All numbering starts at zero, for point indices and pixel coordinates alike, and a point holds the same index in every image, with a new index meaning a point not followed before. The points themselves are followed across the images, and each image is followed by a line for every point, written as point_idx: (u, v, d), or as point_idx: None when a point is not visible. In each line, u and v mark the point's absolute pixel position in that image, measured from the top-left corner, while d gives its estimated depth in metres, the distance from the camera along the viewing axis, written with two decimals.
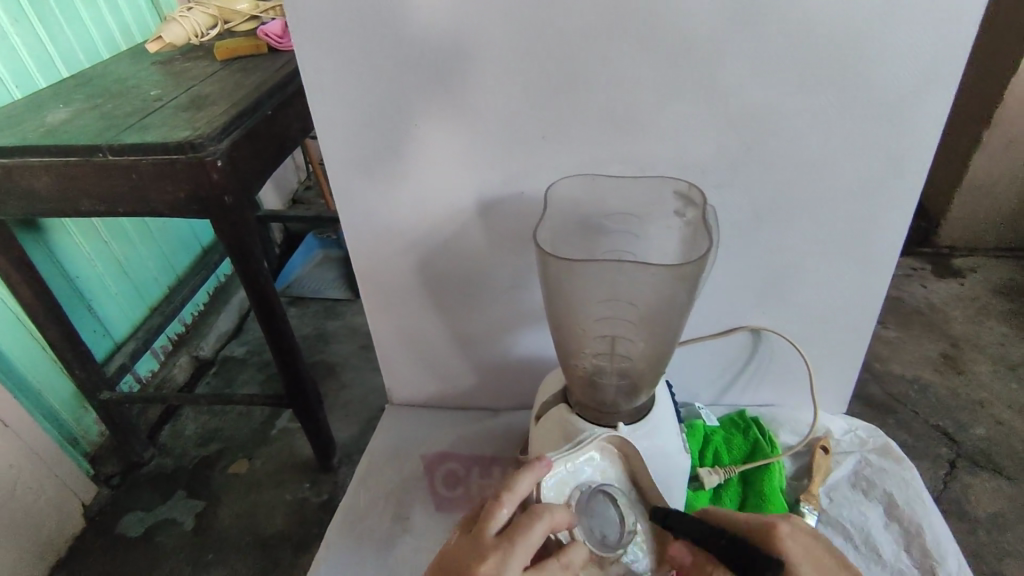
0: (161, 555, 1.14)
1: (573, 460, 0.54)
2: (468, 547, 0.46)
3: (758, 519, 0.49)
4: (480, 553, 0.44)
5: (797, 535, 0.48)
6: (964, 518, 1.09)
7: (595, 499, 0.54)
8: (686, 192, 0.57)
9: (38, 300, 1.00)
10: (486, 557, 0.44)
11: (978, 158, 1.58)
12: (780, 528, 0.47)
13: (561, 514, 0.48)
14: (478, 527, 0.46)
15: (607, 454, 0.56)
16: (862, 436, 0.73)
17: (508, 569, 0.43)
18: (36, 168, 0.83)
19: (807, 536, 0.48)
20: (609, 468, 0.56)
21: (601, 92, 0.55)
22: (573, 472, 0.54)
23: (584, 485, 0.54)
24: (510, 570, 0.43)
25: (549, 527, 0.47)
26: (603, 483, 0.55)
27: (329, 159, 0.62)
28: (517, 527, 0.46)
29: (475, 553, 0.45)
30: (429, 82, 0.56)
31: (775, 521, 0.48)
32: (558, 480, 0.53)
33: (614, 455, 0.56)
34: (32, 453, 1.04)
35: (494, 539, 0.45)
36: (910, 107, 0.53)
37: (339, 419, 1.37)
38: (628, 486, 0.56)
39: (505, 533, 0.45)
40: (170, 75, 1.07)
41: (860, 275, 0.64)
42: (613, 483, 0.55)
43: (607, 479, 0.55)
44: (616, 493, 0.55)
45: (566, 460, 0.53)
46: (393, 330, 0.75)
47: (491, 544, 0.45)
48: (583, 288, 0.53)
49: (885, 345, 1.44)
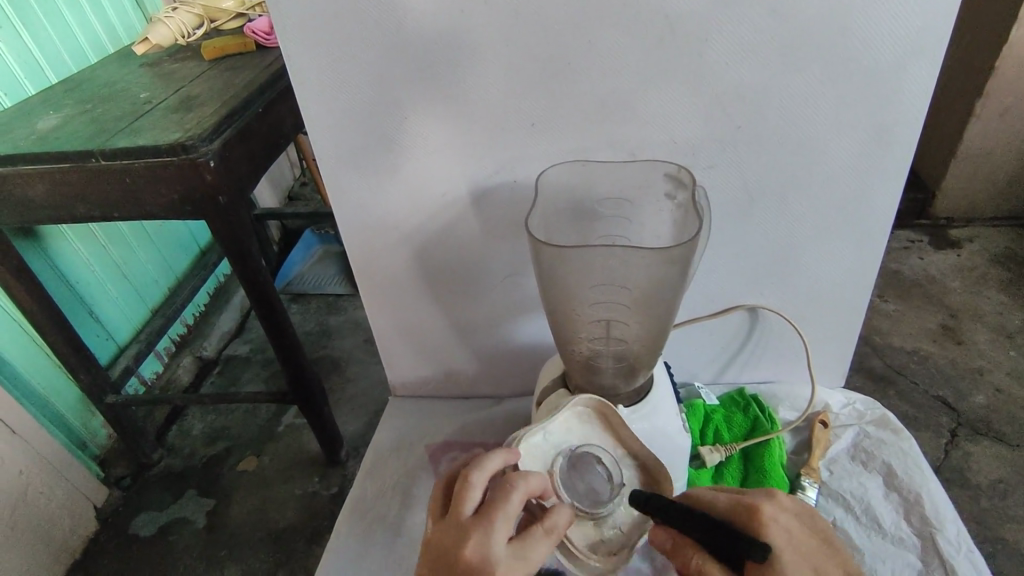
0: (175, 552, 1.16)
1: (548, 429, 0.56)
2: (449, 531, 0.47)
3: (738, 500, 0.50)
4: (462, 535, 0.45)
5: (779, 515, 0.49)
6: (967, 486, 1.10)
7: (581, 459, 0.56)
8: (675, 174, 0.57)
9: (40, 307, 1.00)
10: (468, 537, 0.45)
11: (972, 130, 1.57)
12: (763, 511, 0.48)
13: (536, 479, 0.49)
14: (455, 508, 0.48)
15: (585, 415, 0.58)
16: (860, 409, 0.73)
17: (491, 543, 0.45)
18: (30, 176, 0.83)
19: (789, 519, 0.49)
20: (594, 433, 0.57)
21: (586, 81, 0.55)
22: (550, 441, 0.56)
23: (564, 451, 0.55)
24: (493, 544, 0.45)
25: (525, 495, 0.48)
26: (585, 444, 0.56)
27: (321, 155, 0.62)
28: (494, 503, 0.47)
29: (458, 536, 0.46)
30: (417, 74, 0.56)
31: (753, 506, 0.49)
32: (537, 450, 0.55)
33: (592, 415, 0.57)
34: (42, 458, 1.05)
35: (472, 518, 0.47)
36: (897, 81, 0.53)
37: (345, 413, 1.39)
38: (614, 444, 0.56)
39: (483, 510, 0.47)
40: (159, 76, 1.07)
41: (853, 250, 0.64)
42: (598, 443, 0.56)
43: (591, 441, 0.56)
44: (602, 451, 0.56)
45: (540, 430, 0.56)
46: (392, 323, 0.75)
47: (470, 523, 0.46)
48: (575, 274, 0.54)
49: (884, 318, 1.44)
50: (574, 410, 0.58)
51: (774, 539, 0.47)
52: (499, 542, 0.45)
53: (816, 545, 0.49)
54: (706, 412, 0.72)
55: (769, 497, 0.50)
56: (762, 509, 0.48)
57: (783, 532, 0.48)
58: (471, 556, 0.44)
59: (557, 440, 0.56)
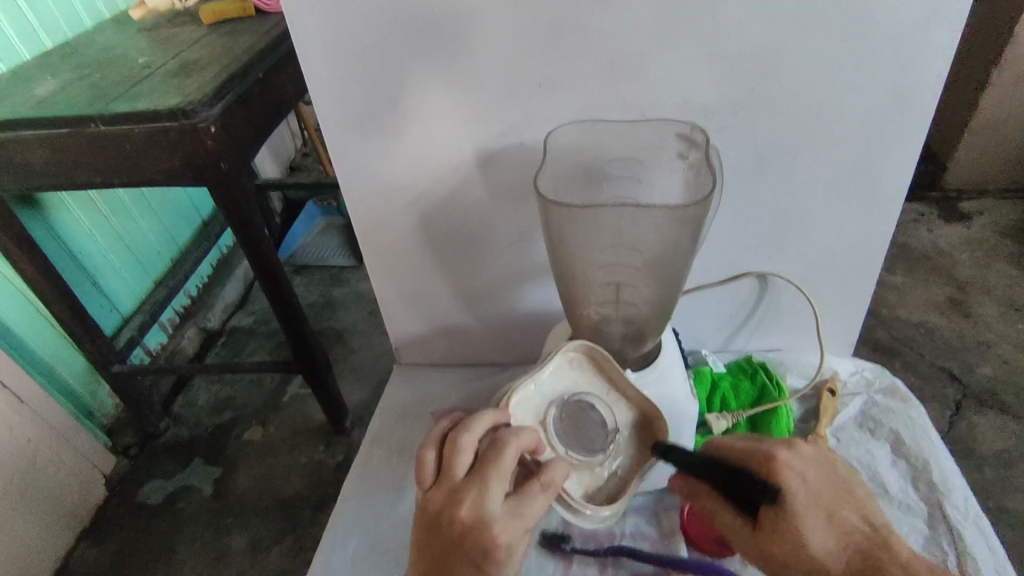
0: (184, 519, 1.17)
1: (540, 379, 0.58)
2: (442, 493, 0.47)
3: (755, 448, 0.50)
4: (457, 496, 0.46)
5: (796, 462, 0.49)
6: (971, 456, 1.11)
7: (574, 407, 0.57)
8: (689, 134, 0.56)
9: (42, 277, 1.00)
10: (462, 498, 0.46)
11: (987, 99, 1.54)
12: (779, 458, 0.49)
13: (528, 436, 0.50)
14: (447, 471, 0.48)
15: (577, 362, 0.59)
16: (869, 376, 0.73)
17: (487, 501, 0.45)
18: (29, 142, 0.82)
19: (808, 466, 0.50)
20: (586, 380, 0.58)
21: (598, 37, 0.53)
22: (542, 391, 0.57)
23: (556, 401, 0.57)
24: (488, 502, 0.45)
25: (518, 451, 0.49)
26: (577, 393, 0.57)
27: (324, 117, 0.60)
28: (486, 462, 0.47)
29: (452, 498, 0.46)
30: (422, 31, 0.54)
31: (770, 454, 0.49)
32: (530, 402, 0.57)
33: (585, 362, 0.58)
34: (49, 427, 1.06)
35: (465, 479, 0.47)
36: (919, 38, 0.51)
37: (350, 384, 1.39)
38: (607, 389, 0.58)
39: (476, 471, 0.47)
40: (157, 41, 1.04)
41: (868, 214, 0.63)
42: (590, 389, 0.58)
43: (583, 388, 0.58)
44: (594, 397, 0.57)
45: (532, 381, 0.57)
46: (398, 290, 0.75)
47: (463, 484, 0.47)
48: (586, 235, 0.53)
49: (892, 291, 1.43)
50: (565, 357, 0.58)
51: (789, 486, 0.48)
52: (495, 499, 0.46)
53: (832, 487, 0.50)
54: (713, 379, 0.71)
55: (789, 445, 0.50)
56: (777, 456, 0.49)
57: (798, 479, 0.48)
58: (467, 515, 0.45)
59: (549, 390, 0.57)
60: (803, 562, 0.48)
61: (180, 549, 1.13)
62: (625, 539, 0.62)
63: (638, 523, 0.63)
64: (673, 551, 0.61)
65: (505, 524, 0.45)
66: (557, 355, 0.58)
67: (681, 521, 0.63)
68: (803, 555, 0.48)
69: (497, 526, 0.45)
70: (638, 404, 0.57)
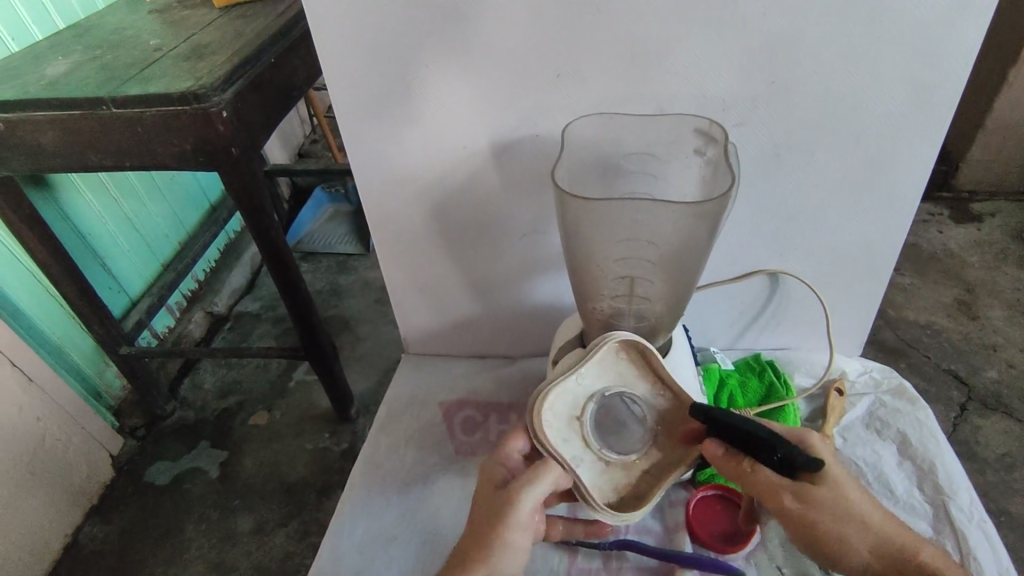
0: (190, 501, 1.19)
1: (582, 373, 0.56)
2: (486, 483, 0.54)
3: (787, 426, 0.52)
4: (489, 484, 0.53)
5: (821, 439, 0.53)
6: (974, 459, 1.11)
7: (611, 400, 0.56)
8: (707, 130, 0.56)
9: (52, 257, 1.00)
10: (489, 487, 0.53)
11: (1002, 100, 1.53)
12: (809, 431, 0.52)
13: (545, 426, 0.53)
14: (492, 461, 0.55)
15: (622, 355, 0.56)
16: (877, 377, 0.73)
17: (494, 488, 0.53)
18: (40, 123, 0.82)
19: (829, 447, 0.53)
20: (627, 375, 0.56)
21: (615, 30, 0.53)
22: (583, 385, 0.55)
23: (595, 395, 0.55)
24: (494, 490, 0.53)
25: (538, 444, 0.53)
26: (618, 386, 0.55)
27: (339, 103, 0.60)
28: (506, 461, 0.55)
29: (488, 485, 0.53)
30: (440, 19, 0.54)
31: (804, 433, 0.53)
32: (570, 396, 0.55)
33: (630, 356, 0.56)
34: (58, 405, 1.07)
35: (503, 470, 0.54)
36: (946, 36, 0.51)
37: (356, 371, 1.40)
38: (649, 383, 0.56)
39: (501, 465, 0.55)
40: (169, 24, 1.04)
41: (885, 213, 0.63)
42: (631, 382, 0.56)
43: (624, 381, 0.56)
44: (634, 393, 0.56)
45: (574, 375, 0.55)
46: (408, 280, 0.75)
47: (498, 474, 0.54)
48: (601, 229, 0.53)
49: (899, 291, 1.43)
50: (609, 350, 0.56)
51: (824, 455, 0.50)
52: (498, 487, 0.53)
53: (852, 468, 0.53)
54: (722, 376, 0.71)
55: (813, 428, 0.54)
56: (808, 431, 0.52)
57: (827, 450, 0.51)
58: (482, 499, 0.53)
59: (589, 384, 0.55)
60: (844, 522, 0.49)
61: (186, 530, 1.14)
62: (630, 533, 0.63)
63: (644, 518, 0.64)
64: (678, 546, 0.61)
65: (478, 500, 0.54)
66: (601, 347, 0.56)
67: (686, 516, 0.63)
68: (845, 516, 0.49)
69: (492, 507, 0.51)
70: (677, 402, 0.55)
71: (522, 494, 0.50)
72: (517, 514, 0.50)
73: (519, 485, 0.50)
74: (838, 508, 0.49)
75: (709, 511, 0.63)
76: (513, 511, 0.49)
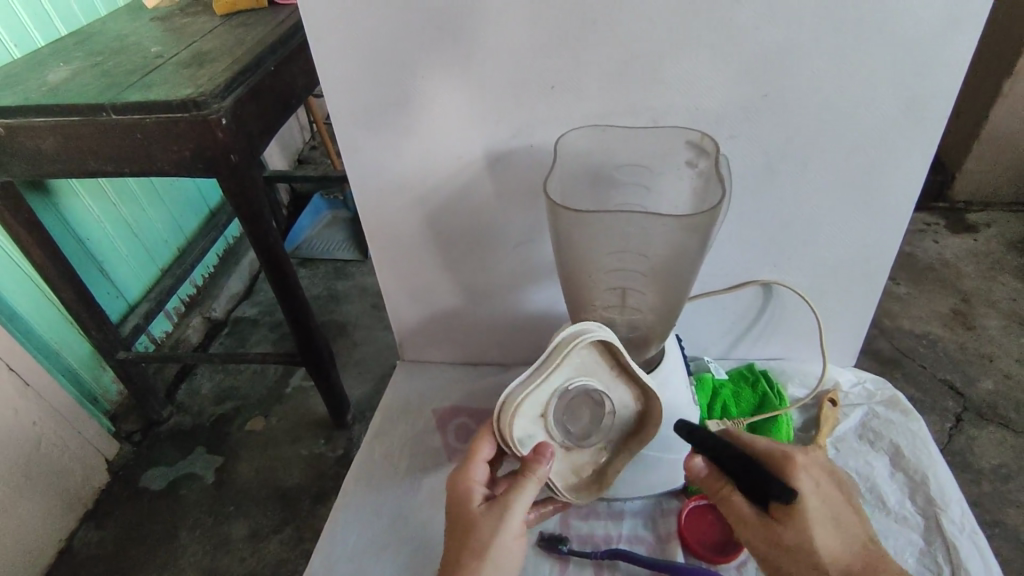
0: (185, 507, 1.18)
1: (547, 375, 0.53)
2: (458, 495, 0.55)
3: (777, 447, 0.52)
4: (463, 498, 0.54)
5: (811, 467, 0.51)
6: (969, 469, 1.11)
7: (577, 392, 0.54)
8: (699, 142, 0.56)
9: (50, 262, 1.00)
10: (465, 499, 0.54)
11: (997, 111, 1.54)
12: (795, 459, 0.50)
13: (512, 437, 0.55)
14: (459, 472, 0.56)
15: (587, 348, 0.53)
16: (870, 388, 0.73)
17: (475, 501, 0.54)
18: (40, 129, 0.83)
19: (821, 472, 0.52)
20: (593, 366, 0.54)
21: (609, 43, 0.54)
22: (547, 385, 0.53)
23: (561, 392, 0.54)
24: (473, 500, 0.54)
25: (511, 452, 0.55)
26: (584, 382, 0.54)
27: (336, 112, 0.61)
28: (478, 472, 0.56)
29: (462, 498, 0.54)
30: (436, 32, 0.55)
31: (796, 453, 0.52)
32: (534, 398, 0.53)
33: (595, 350, 0.53)
34: (54, 410, 1.07)
35: (474, 482, 0.55)
36: (935, 51, 0.52)
37: (352, 376, 1.40)
38: (613, 373, 0.54)
39: (472, 477, 0.55)
40: (170, 31, 1.05)
41: (876, 225, 0.63)
42: (596, 374, 0.54)
43: (590, 375, 0.54)
44: (601, 384, 0.54)
45: (538, 381, 0.53)
46: (403, 288, 0.75)
47: (469, 487, 0.55)
48: (594, 240, 0.53)
49: (895, 300, 1.43)
50: (575, 349, 0.52)
51: (804, 488, 0.49)
52: (479, 500, 0.54)
53: (842, 498, 0.52)
54: (715, 386, 0.71)
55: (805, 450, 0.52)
56: (795, 458, 0.50)
57: (811, 482, 0.50)
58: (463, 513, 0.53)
59: (553, 383, 0.53)
60: (807, 559, 0.49)
61: (181, 536, 1.14)
62: (621, 543, 0.63)
63: (636, 527, 0.64)
64: (669, 556, 0.61)
65: (453, 511, 0.54)
66: (567, 347, 0.52)
67: (678, 526, 0.63)
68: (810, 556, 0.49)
69: (476, 521, 0.52)
70: (639, 386, 0.55)
71: (512, 506, 0.52)
72: (509, 525, 0.51)
73: (507, 498, 0.52)
74: (804, 547, 0.49)
75: (701, 521, 0.63)
76: (505, 523, 0.51)
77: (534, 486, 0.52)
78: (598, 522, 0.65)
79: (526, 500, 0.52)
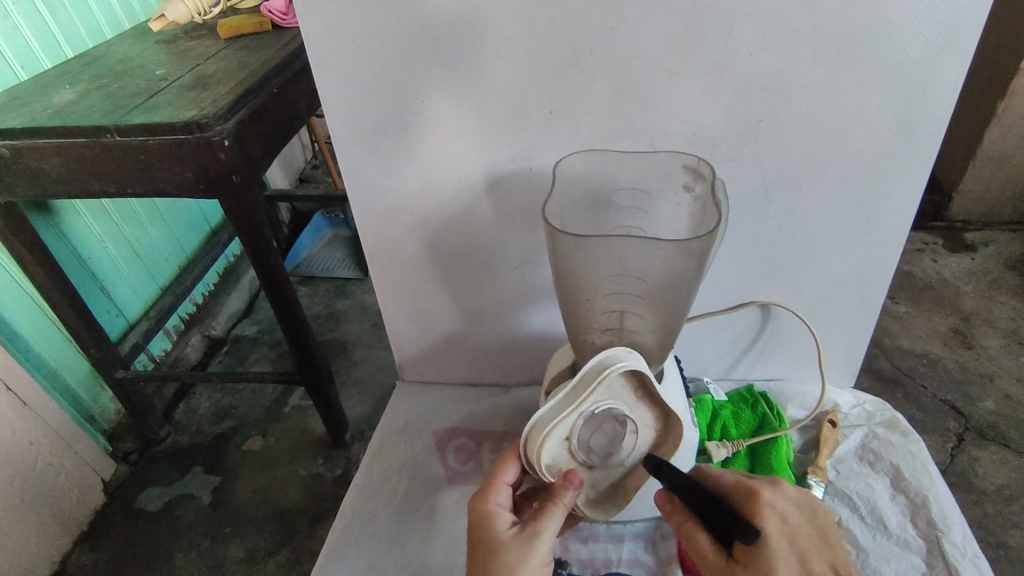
0: (181, 528, 1.17)
1: (579, 401, 0.52)
2: (481, 521, 0.55)
3: (743, 483, 0.52)
4: (486, 524, 0.54)
5: (777, 503, 0.51)
6: (971, 491, 1.10)
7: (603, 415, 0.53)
8: (695, 166, 0.57)
9: (49, 282, 1.01)
10: (488, 525, 0.54)
11: (992, 132, 1.56)
12: (760, 495, 0.51)
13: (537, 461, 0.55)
14: (482, 497, 0.56)
15: (617, 375, 0.52)
16: (870, 409, 0.73)
17: (502, 527, 0.54)
18: (44, 150, 0.84)
19: (789, 506, 0.51)
20: (621, 392, 0.53)
21: (606, 71, 0.55)
22: (577, 411, 0.52)
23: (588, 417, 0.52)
24: (498, 527, 0.54)
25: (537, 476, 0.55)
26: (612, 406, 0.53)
27: (337, 134, 0.62)
28: (502, 499, 0.56)
29: (486, 525, 0.54)
30: (437, 58, 0.56)
31: (763, 488, 0.52)
32: (562, 423, 0.52)
33: (624, 376, 0.53)
34: (51, 429, 1.06)
35: (498, 507, 0.55)
36: (928, 77, 0.53)
37: (352, 396, 1.40)
38: (637, 396, 0.54)
39: (495, 503, 0.55)
40: (175, 54, 1.07)
41: (873, 247, 0.64)
42: (623, 399, 0.53)
43: (618, 400, 0.53)
44: (626, 407, 0.53)
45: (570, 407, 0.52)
46: (403, 308, 0.75)
47: (494, 512, 0.55)
48: (592, 262, 0.54)
49: (894, 319, 1.44)
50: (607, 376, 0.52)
51: (768, 527, 0.49)
52: (505, 527, 0.54)
53: (810, 535, 0.51)
54: (715, 408, 0.71)
55: (772, 484, 0.52)
56: (760, 494, 0.51)
57: (778, 520, 0.50)
58: (489, 540, 0.53)
59: (583, 409, 0.52)
60: None
61: (176, 558, 1.13)
62: (622, 566, 0.62)
63: (636, 551, 0.63)
64: None
65: (476, 538, 0.54)
66: (598, 375, 0.51)
67: (678, 550, 0.63)
68: None
69: (504, 550, 0.52)
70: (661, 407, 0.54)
71: (541, 536, 0.52)
72: (537, 554, 0.52)
73: (536, 526, 0.53)
74: None
75: None
76: (533, 550, 0.52)
77: (562, 514, 0.53)
78: (598, 546, 0.64)
79: (554, 529, 0.53)
